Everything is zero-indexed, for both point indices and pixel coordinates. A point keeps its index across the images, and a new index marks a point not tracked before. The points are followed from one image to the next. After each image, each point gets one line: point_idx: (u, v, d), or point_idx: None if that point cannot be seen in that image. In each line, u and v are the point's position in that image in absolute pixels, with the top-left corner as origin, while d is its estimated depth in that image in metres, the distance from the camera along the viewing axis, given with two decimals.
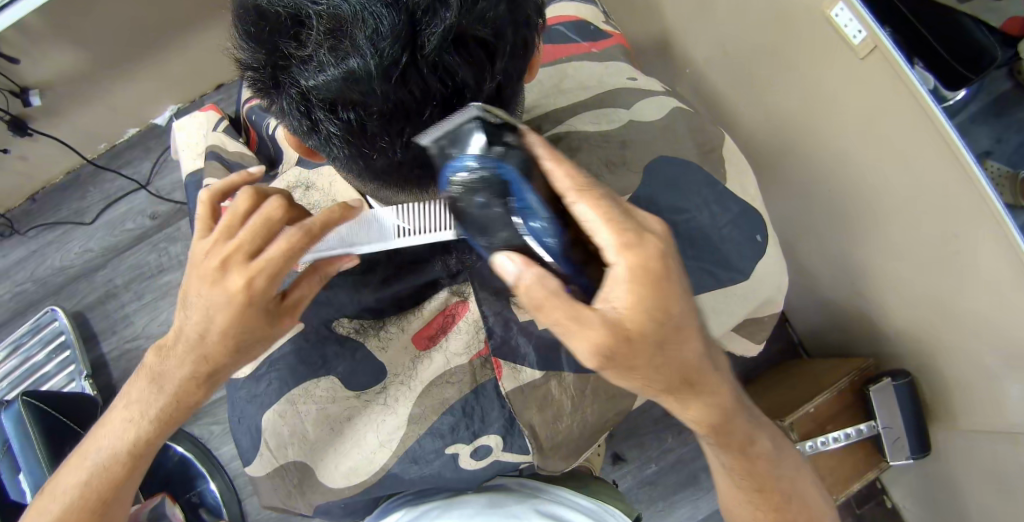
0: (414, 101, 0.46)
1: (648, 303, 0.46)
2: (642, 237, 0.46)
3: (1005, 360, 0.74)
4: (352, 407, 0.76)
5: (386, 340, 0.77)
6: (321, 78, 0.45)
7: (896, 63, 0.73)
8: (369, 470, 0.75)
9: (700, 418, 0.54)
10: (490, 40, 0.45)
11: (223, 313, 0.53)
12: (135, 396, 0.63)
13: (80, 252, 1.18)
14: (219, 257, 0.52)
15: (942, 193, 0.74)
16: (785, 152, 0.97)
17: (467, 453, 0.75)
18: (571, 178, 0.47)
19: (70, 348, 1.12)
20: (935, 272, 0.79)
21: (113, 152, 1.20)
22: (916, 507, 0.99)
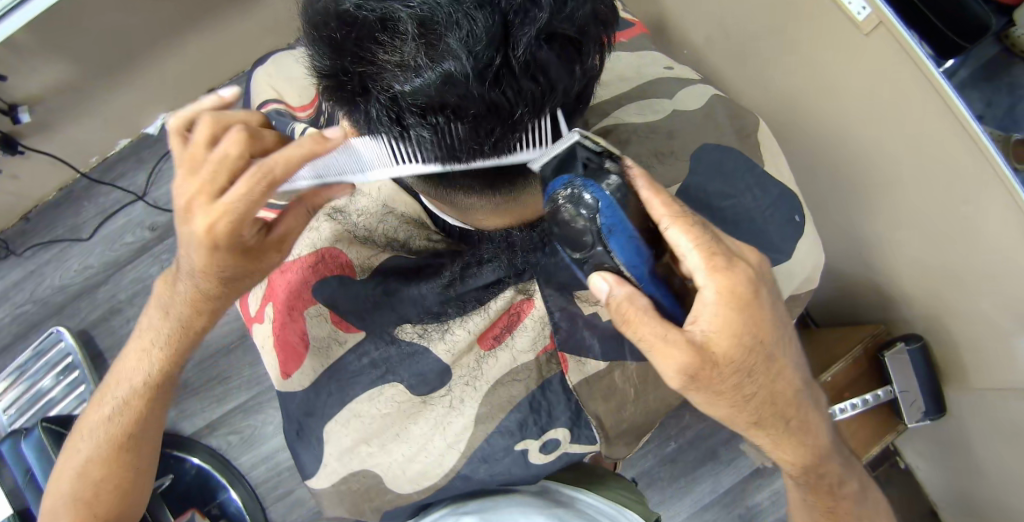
0: (507, 102, 0.46)
1: (740, 329, 0.51)
2: (732, 264, 0.51)
3: (1016, 321, 0.76)
4: (419, 411, 0.78)
5: (452, 343, 0.78)
6: (417, 82, 0.44)
7: (903, 40, 0.74)
8: (439, 472, 0.76)
9: (793, 455, 0.60)
10: (576, 37, 0.45)
11: (197, 250, 0.54)
12: (147, 325, 0.69)
13: (80, 269, 1.15)
14: (185, 195, 0.52)
15: (958, 166, 0.75)
16: (792, 127, 0.98)
17: (536, 448, 0.76)
18: (667, 206, 0.51)
19: (79, 367, 1.10)
20: (951, 244, 0.80)
21: (106, 165, 1.18)
22: (932, 467, 1.02)
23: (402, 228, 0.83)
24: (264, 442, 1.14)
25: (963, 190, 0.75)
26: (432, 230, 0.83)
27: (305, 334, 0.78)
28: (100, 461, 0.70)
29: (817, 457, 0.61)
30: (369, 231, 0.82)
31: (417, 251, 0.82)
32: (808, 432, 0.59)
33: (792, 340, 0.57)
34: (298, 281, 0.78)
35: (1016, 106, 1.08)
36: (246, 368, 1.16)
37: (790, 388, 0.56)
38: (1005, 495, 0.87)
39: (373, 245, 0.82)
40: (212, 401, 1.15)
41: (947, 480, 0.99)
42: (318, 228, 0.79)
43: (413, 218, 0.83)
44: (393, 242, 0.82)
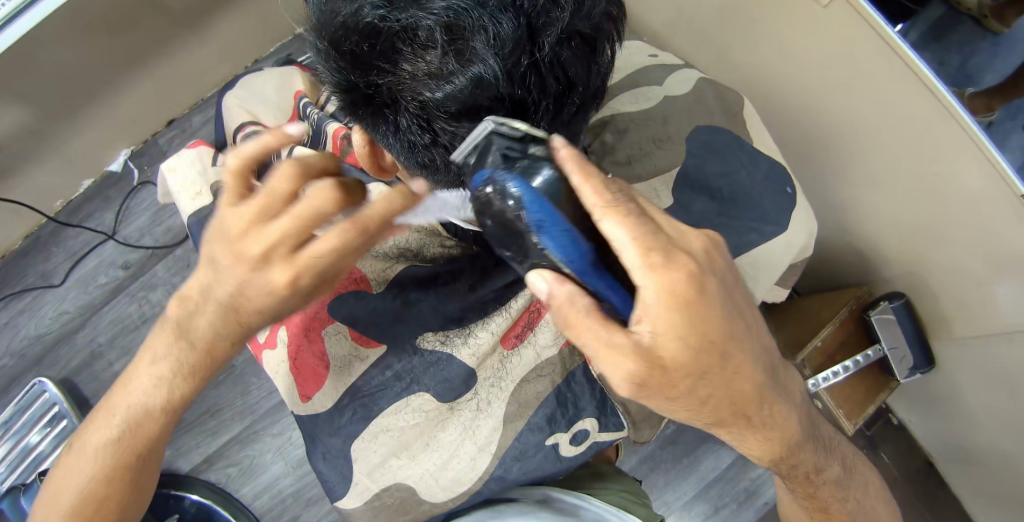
0: (533, 99, 0.49)
1: (684, 330, 0.46)
2: (671, 257, 0.46)
3: (991, 266, 0.79)
4: (446, 419, 0.78)
5: (475, 346, 0.77)
6: (449, 88, 0.47)
7: (866, 13, 0.77)
8: (471, 477, 0.76)
9: (760, 449, 0.57)
10: (591, 33, 0.48)
11: (265, 297, 0.54)
12: (162, 353, 0.63)
13: (56, 315, 1.11)
14: (263, 245, 0.51)
15: (926, 128, 0.78)
16: (762, 100, 1.00)
17: (566, 441, 0.77)
18: (599, 194, 0.46)
19: (66, 417, 1.06)
20: (925, 202, 0.83)
21: (72, 207, 1.14)
22: (923, 418, 1.05)
23: (414, 236, 0.80)
24: (264, 471, 1.12)
25: (930, 147, 0.79)
26: (445, 237, 0.80)
27: (325, 356, 0.78)
28: (104, 478, 0.67)
29: (785, 449, 0.58)
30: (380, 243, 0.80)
31: (431, 259, 0.80)
32: (776, 428, 0.56)
33: (749, 330, 0.51)
34: (319, 303, 0.77)
35: (964, 64, 1.13)
36: (237, 399, 1.14)
37: (750, 385, 0.51)
38: (996, 438, 0.90)
39: (384, 256, 0.80)
40: (205, 436, 1.12)
41: (938, 429, 1.03)
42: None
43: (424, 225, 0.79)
44: (404, 251, 0.80)
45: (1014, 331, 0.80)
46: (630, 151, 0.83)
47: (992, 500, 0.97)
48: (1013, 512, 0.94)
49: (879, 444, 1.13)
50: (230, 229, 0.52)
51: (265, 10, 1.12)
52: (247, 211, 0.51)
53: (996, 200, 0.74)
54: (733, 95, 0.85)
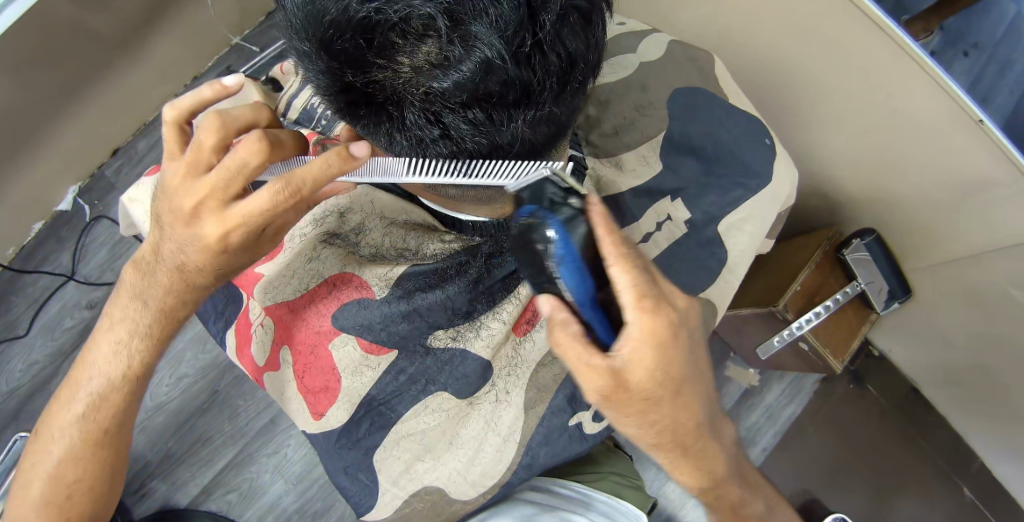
0: (538, 79, 0.48)
1: (657, 367, 0.50)
2: (659, 306, 0.50)
3: (953, 193, 0.82)
4: (468, 414, 0.77)
5: (489, 337, 0.77)
6: (455, 76, 0.45)
7: None
8: (499, 470, 0.76)
9: (691, 476, 0.59)
10: (586, 7, 0.47)
11: (197, 252, 0.57)
12: (120, 315, 0.66)
13: (26, 368, 1.06)
14: (203, 190, 0.54)
15: (890, 68, 0.79)
16: (721, 50, 1.00)
17: (589, 419, 0.77)
18: (615, 245, 0.50)
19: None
20: (896, 141, 0.84)
21: (26, 252, 1.09)
22: (902, 346, 1.10)
23: (414, 237, 0.80)
24: (264, 492, 1.09)
25: (890, 86, 0.80)
26: (444, 232, 0.79)
27: (336, 369, 0.77)
28: (75, 461, 0.66)
29: (714, 480, 0.60)
30: (377, 249, 0.80)
31: (432, 256, 0.78)
32: (705, 458, 0.58)
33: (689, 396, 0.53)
34: (315, 309, 0.78)
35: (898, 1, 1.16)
36: (226, 424, 1.11)
37: (695, 422, 0.54)
38: (973, 356, 0.95)
39: (387, 260, 0.79)
40: (200, 465, 1.09)
41: (918, 354, 1.07)
42: (322, 257, 0.78)
43: (424, 225, 0.80)
44: (405, 251, 0.80)
45: (981, 253, 0.84)
46: (615, 122, 0.85)
47: (976, 413, 1.03)
48: (996, 422, 0.99)
49: (865, 376, 1.17)
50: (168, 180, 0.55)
51: (201, 23, 1.08)
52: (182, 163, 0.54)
53: (956, 132, 0.77)
54: (698, 54, 0.85)
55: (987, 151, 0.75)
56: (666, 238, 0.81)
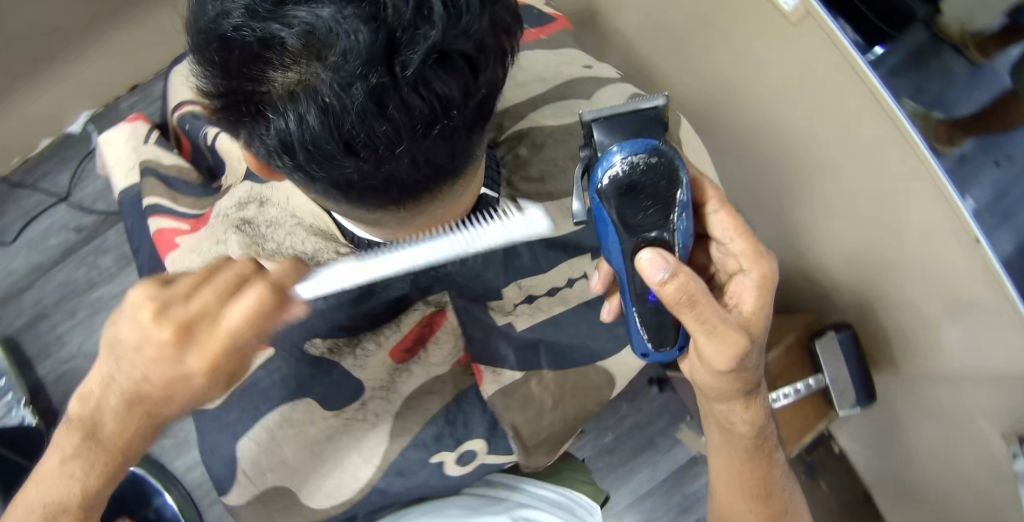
0: (401, 127, 0.40)
1: (767, 300, 0.61)
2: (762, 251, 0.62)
3: (948, 306, 0.77)
4: (331, 427, 0.76)
5: (364, 360, 0.76)
6: (306, 111, 0.39)
7: (830, 33, 0.74)
8: (351, 487, 0.76)
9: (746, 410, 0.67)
10: (472, 53, 0.40)
11: (173, 385, 0.52)
12: (72, 449, 0.59)
13: (4, 275, 1.09)
14: (172, 328, 0.50)
15: (892, 157, 0.76)
16: (725, 122, 1.00)
17: (453, 459, 0.78)
18: (720, 194, 0.61)
19: (9, 393, 0.99)
20: (894, 235, 0.80)
21: (29, 166, 1.11)
22: (863, 447, 1.06)
23: (310, 241, 0.70)
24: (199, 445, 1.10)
25: (891, 173, 0.77)
26: (340, 242, 0.68)
27: None
28: None
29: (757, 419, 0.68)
30: (278, 245, 0.72)
31: (321, 264, 0.67)
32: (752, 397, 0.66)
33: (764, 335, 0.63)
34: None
35: None
36: None
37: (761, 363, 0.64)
38: (930, 476, 0.91)
39: (279, 258, 0.70)
40: None
41: (877, 460, 1.03)
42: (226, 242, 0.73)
43: (322, 229, 0.69)
44: (298, 254, 0.70)
45: (957, 375, 0.80)
46: (542, 168, 0.78)
47: None
48: None
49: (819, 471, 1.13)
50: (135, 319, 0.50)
51: None
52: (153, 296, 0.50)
53: (952, 239, 0.72)
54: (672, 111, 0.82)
55: (982, 275, 0.70)
56: (575, 299, 0.79)
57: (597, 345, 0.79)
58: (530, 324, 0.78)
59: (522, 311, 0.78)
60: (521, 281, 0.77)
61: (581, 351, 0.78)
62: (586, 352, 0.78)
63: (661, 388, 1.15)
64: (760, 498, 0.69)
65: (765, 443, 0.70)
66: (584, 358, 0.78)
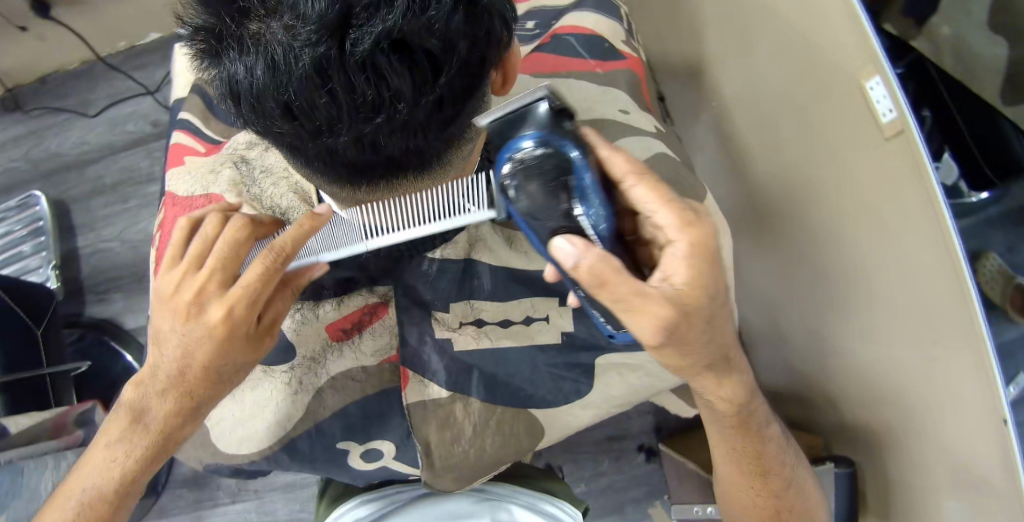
0: (343, 104, 0.39)
1: (705, 277, 0.49)
2: (699, 217, 0.50)
3: (949, 474, 0.68)
4: (254, 381, 0.69)
5: (299, 324, 0.70)
6: (249, 63, 0.38)
7: (919, 157, 0.60)
8: (256, 443, 0.67)
9: (727, 395, 0.60)
10: (435, 52, 0.39)
11: (204, 348, 0.53)
12: (116, 435, 0.58)
13: (77, 143, 1.16)
14: (192, 292, 0.52)
15: (931, 309, 0.64)
16: (784, 216, 0.85)
17: (358, 453, 0.69)
18: (630, 163, 0.50)
19: (46, 250, 1.06)
20: (914, 388, 0.70)
21: (132, 53, 1.19)
22: None
23: (290, 198, 0.68)
24: None
25: (933, 328, 0.64)
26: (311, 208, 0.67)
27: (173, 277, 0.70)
28: None
29: (746, 396, 0.61)
30: (262, 193, 0.70)
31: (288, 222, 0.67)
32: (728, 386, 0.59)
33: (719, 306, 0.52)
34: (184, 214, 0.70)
35: None
36: None
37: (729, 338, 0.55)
38: None
39: (256, 203, 0.69)
40: None
41: None
42: (218, 172, 0.71)
43: (303, 191, 0.68)
44: (273, 207, 0.69)
45: None
46: None
47: None
48: None
49: None
50: (163, 293, 0.53)
51: None
52: (181, 263, 0.53)
53: (985, 424, 0.61)
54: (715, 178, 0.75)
55: (997, 455, 0.61)
56: (528, 338, 0.70)
57: (538, 391, 0.70)
58: (470, 348, 0.69)
59: (467, 332, 0.70)
60: (473, 301, 0.71)
61: (517, 390, 0.69)
62: (522, 393, 0.69)
63: (648, 458, 1.02)
64: (762, 478, 0.66)
65: (752, 419, 0.63)
66: (518, 398, 0.69)
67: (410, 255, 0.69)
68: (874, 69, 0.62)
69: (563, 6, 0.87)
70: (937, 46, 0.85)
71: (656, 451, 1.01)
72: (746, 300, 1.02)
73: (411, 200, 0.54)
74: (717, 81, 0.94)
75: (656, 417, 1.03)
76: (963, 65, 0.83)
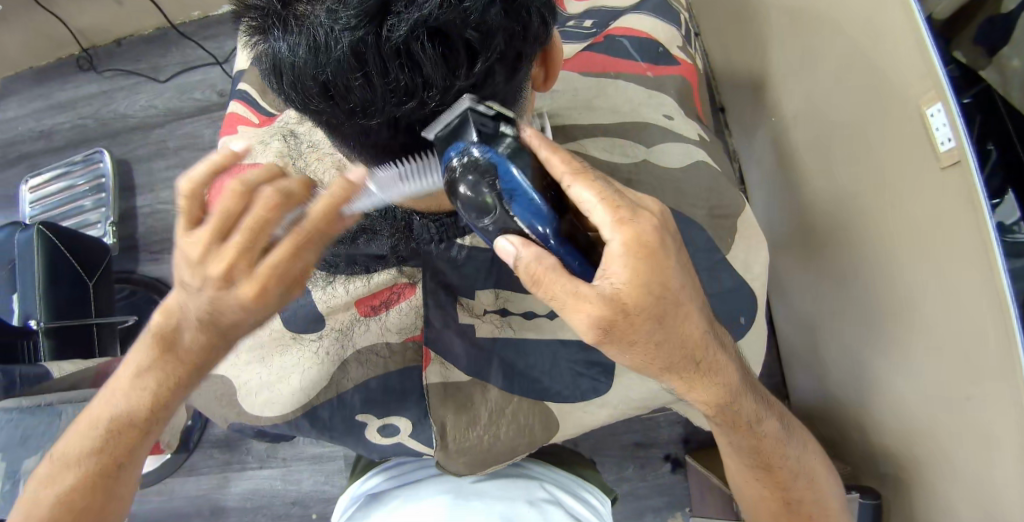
0: (377, 88, 0.40)
1: (649, 278, 0.44)
2: (637, 213, 0.44)
3: (976, 519, 0.65)
4: (286, 347, 0.72)
5: (330, 295, 0.71)
6: (290, 43, 0.39)
7: (973, 189, 0.57)
8: (278, 408, 0.69)
9: (705, 396, 0.53)
10: (471, 42, 0.39)
11: (236, 313, 0.50)
12: (146, 363, 0.55)
13: (144, 106, 1.22)
14: (220, 266, 0.47)
15: (972, 345, 0.61)
16: (833, 237, 0.82)
17: (376, 426, 0.70)
18: (568, 162, 0.44)
19: (104, 207, 1.14)
20: (949, 426, 0.67)
21: (203, 23, 1.23)
22: None
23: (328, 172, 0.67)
24: None
25: (971, 365, 0.62)
26: None
27: None
28: (84, 493, 0.57)
29: (729, 395, 0.53)
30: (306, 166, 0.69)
31: None
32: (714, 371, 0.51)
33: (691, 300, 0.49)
34: None
35: None
36: None
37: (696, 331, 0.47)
38: None
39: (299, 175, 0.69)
40: None
41: None
42: (267, 143, 0.74)
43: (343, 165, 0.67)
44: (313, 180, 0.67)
45: None
46: None
47: None
48: None
49: None
50: (189, 259, 0.48)
51: None
52: (205, 232, 0.47)
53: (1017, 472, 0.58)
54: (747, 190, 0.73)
55: None
56: (550, 331, 0.71)
57: (553, 385, 0.70)
58: (491, 335, 0.71)
59: (489, 320, 0.71)
60: (501, 290, 0.72)
61: (534, 383, 0.70)
62: (538, 386, 0.70)
63: (673, 469, 1.01)
64: (764, 470, 0.62)
65: (742, 418, 0.56)
66: (534, 391, 0.70)
67: (442, 239, 0.68)
68: (936, 95, 0.60)
69: (622, 6, 0.85)
70: None
71: (681, 462, 1.00)
72: (790, 319, 0.99)
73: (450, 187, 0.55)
74: (776, 92, 0.91)
75: (684, 430, 1.02)
76: None
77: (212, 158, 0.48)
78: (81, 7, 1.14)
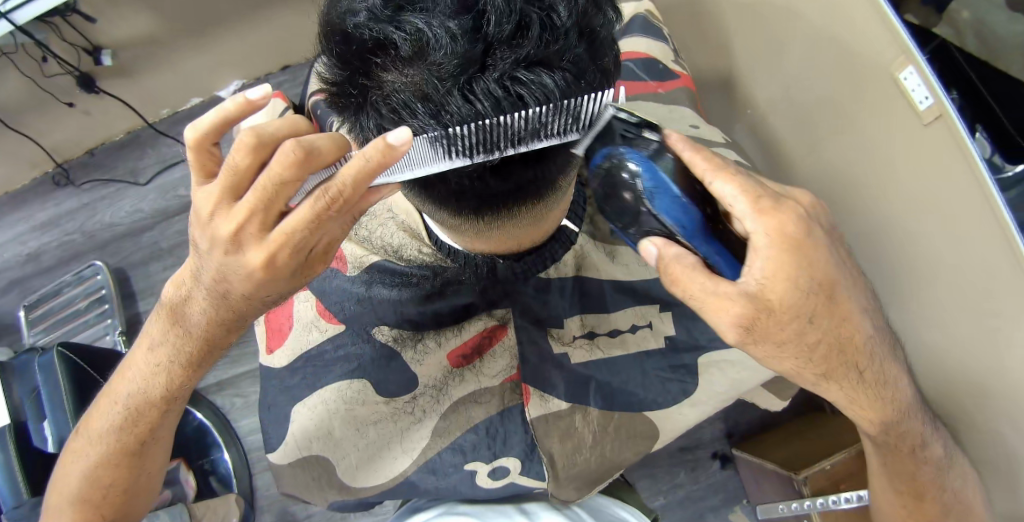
0: (485, 131, 0.43)
1: (797, 274, 0.45)
2: (780, 203, 0.46)
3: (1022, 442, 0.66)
4: (378, 412, 0.72)
5: (421, 354, 0.72)
6: (402, 102, 0.43)
7: (958, 134, 0.62)
8: (386, 473, 0.72)
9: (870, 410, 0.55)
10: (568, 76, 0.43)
11: (242, 281, 0.47)
12: (159, 337, 0.56)
13: (131, 211, 1.21)
14: (230, 228, 0.44)
15: (988, 283, 0.65)
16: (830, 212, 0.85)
17: (485, 472, 0.71)
18: (711, 161, 0.46)
19: (110, 318, 1.13)
20: (973, 365, 0.69)
21: (174, 118, 1.24)
22: None
23: (398, 235, 0.76)
24: None
25: (990, 301, 0.65)
26: (423, 243, 0.74)
27: (293, 316, 0.76)
28: (110, 466, 0.61)
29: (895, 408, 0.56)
30: (380, 239, 0.76)
31: (408, 260, 0.74)
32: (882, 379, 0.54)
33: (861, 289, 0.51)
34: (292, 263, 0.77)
35: None
36: None
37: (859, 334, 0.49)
38: None
39: (368, 244, 0.76)
40: None
41: None
42: None
43: (410, 227, 0.75)
44: (386, 246, 0.76)
45: None
46: None
47: None
48: None
49: None
50: (200, 215, 0.45)
51: None
52: (214, 188, 0.44)
53: None
54: None
55: None
56: (634, 346, 0.74)
57: (649, 395, 0.72)
58: (586, 359, 0.73)
59: (579, 345, 0.74)
60: (586, 315, 0.75)
61: (631, 396, 0.72)
62: (635, 398, 0.72)
63: (723, 466, 1.02)
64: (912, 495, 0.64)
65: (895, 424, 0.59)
66: (632, 404, 0.72)
67: (525, 276, 0.72)
68: (906, 60, 0.66)
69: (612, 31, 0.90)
70: (958, 30, 0.86)
71: (730, 457, 1.01)
72: None
73: (527, 226, 0.57)
74: (746, 85, 0.96)
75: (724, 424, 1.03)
76: (985, 45, 0.85)
77: (224, 106, 0.43)
78: (51, 123, 1.14)
